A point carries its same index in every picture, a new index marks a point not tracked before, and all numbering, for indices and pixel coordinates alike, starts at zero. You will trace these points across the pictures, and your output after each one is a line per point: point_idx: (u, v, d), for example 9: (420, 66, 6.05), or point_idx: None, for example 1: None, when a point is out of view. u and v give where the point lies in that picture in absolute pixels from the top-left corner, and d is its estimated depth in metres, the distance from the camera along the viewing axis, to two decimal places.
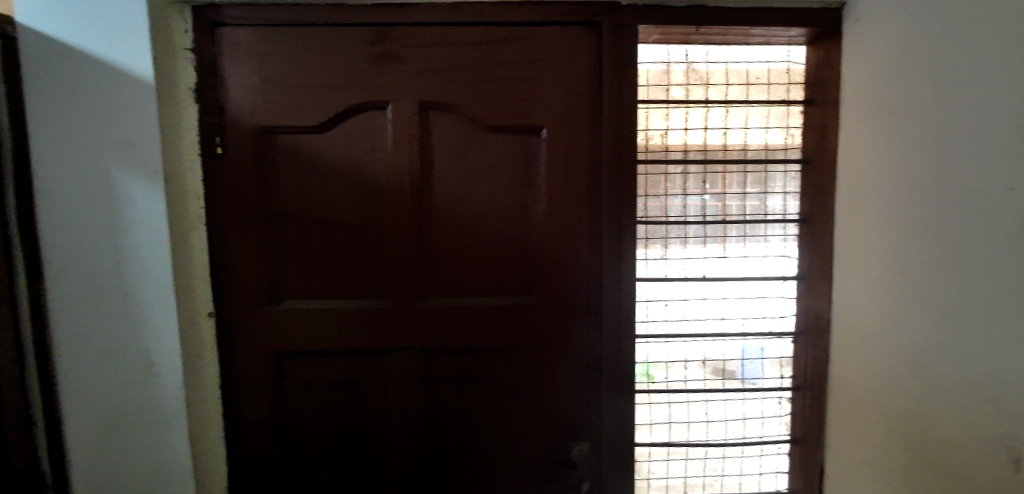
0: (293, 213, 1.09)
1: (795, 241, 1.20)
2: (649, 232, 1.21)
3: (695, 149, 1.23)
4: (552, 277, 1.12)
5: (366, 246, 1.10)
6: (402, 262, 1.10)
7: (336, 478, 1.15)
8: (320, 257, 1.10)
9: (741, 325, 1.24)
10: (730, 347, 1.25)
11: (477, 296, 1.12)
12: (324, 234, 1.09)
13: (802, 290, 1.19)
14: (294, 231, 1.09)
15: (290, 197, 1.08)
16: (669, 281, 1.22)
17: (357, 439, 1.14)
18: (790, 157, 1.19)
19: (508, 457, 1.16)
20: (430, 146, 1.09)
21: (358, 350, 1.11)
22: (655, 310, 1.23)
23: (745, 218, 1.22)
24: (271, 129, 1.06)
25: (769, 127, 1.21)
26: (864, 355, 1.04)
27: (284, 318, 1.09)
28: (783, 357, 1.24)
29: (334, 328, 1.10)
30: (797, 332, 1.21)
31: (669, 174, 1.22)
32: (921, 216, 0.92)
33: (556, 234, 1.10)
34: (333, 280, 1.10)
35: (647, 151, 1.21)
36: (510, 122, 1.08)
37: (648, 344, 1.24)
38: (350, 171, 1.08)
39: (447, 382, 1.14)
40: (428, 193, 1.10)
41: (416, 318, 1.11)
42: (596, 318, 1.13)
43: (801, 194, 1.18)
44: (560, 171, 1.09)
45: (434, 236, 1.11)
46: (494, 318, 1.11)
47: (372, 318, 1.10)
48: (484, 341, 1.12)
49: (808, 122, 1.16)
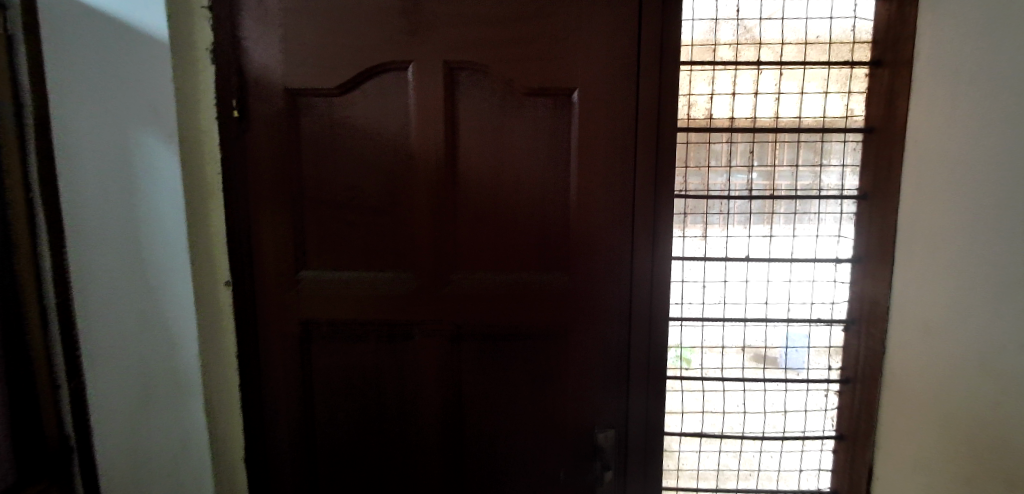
0: (318, 189, 1.05)
1: (853, 218, 1.08)
2: (688, 208, 1.10)
3: (743, 119, 1.07)
4: (587, 262, 1.05)
5: (386, 222, 1.05)
6: (418, 239, 1.05)
7: (343, 459, 1.12)
8: (340, 231, 1.06)
9: (786, 311, 1.14)
10: (775, 333, 1.15)
11: (508, 274, 1.06)
12: (343, 207, 1.05)
13: (857, 275, 1.09)
14: (315, 203, 1.05)
15: (314, 168, 1.04)
16: (708, 260, 1.12)
17: (369, 420, 1.11)
18: (851, 127, 1.05)
19: (515, 448, 1.11)
20: (450, 113, 1.02)
21: (384, 322, 1.07)
22: (691, 293, 1.14)
23: (796, 193, 1.09)
24: (304, 94, 1.02)
25: (828, 94, 1.05)
26: (929, 348, 0.94)
27: (305, 296, 1.06)
28: (831, 346, 1.14)
29: (354, 301, 1.06)
30: (850, 320, 1.11)
31: (712, 144, 1.08)
32: (1002, 196, 0.81)
33: (596, 212, 1.04)
34: (358, 252, 1.06)
35: (688, 121, 1.07)
36: (550, 84, 1.00)
37: (683, 328, 1.15)
38: (382, 137, 1.03)
39: (460, 368, 1.09)
40: (454, 160, 1.04)
41: (437, 298, 1.06)
42: (635, 296, 1.06)
43: (862, 170, 1.06)
44: (602, 143, 1.02)
45: (450, 212, 1.05)
46: (511, 301, 1.06)
47: (400, 293, 1.06)
48: (498, 323, 1.06)
49: (874, 87, 1.03)
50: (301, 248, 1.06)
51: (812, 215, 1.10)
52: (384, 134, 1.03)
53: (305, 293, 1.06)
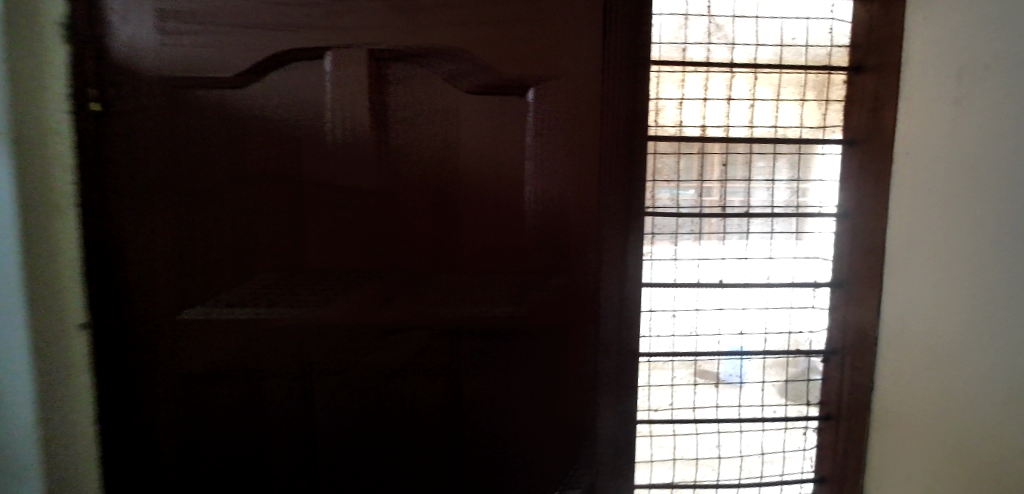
0: (263, 170, 0.83)
1: (832, 238, 0.98)
2: (657, 226, 0.97)
3: (715, 128, 0.96)
4: (567, 278, 0.87)
5: (356, 207, 0.84)
6: (400, 225, 0.86)
7: (327, 458, 0.90)
8: (288, 227, 0.84)
9: (762, 342, 1.03)
10: (751, 367, 1.03)
11: (510, 266, 0.87)
12: (273, 210, 0.84)
13: (837, 301, 0.99)
14: (248, 198, 0.84)
15: (241, 155, 0.83)
16: (678, 287, 0.99)
17: (362, 409, 0.89)
18: (829, 138, 0.96)
19: (535, 443, 0.92)
20: (387, 111, 0.84)
21: (354, 325, 0.86)
22: (661, 324, 1.00)
23: (772, 209, 0.99)
24: (197, 83, 0.81)
25: (804, 101, 0.96)
26: (925, 379, 0.85)
27: (244, 303, 0.85)
28: (811, 379, 1.03)
29: (319, 298, 0.85)
30: (830, 351, 1.01)
31: (683, 155, 0.96)
32: (1006, 210, 0.75)
33: (565, 224, 0.87)
34: (320, 241, 0.85)
35: (657, 128, 0.95)
36: (507, 78, 0.84)
37: (651, 365, 1.01)
38: (300, 136, 0.82)
39: (462, 352, 0.88)
40: (445, 129, 0.85)
41: (426, 294, 0.87)
42: (599, 328, 0.92)
43: (840, 184, 0.97)
44: (561, 148, 0.86)
45: (440, 191, 0.86)
46: (512, 297, 0.87)
47: (370, 293, 0.86)
48: (503, 318, 0.88)
49: (855, 95, 0.94)
50: (224, 256, 0.84)
51: (788, 234, 0.99)
52: (303, 131, 0.82)
53: (218, 321, 0.84)
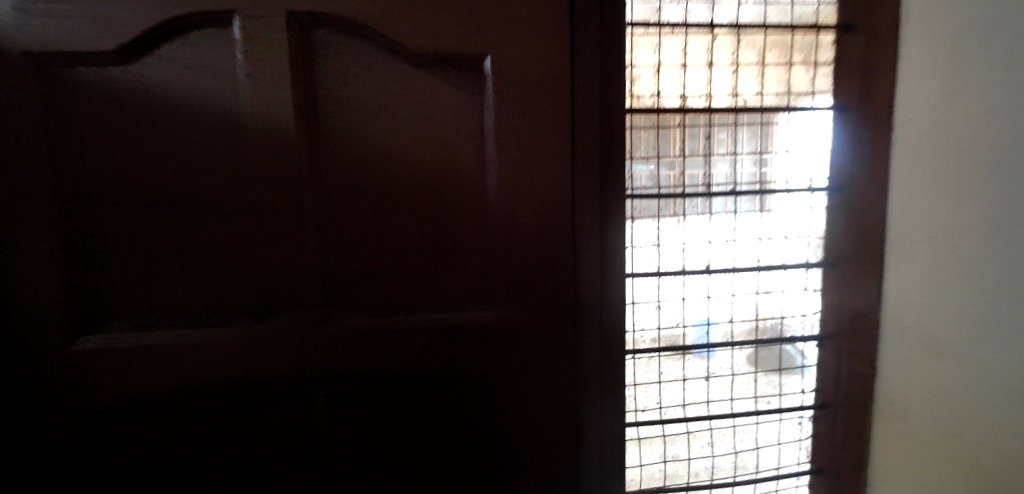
0: (214, 155, 0.69)
1: (826, 213, 0.90)
2: (638, 210, 0.87)
3: (698, 98, 0.85)
4: (544, 271, 0.77)
5: (326, 195, 0.72)
6: (379, 214, 0.74)
7: (324, 458, 0.77)
8: (246, 223, 0.71)
9: (754, 331, 0.94)
10: (743, 357, 0.94)
11: (496, 251, 0.76)
12: (209, 207, 0.70)
13: (831, 282, 0.91)
14: (190, 191, 0.70)
15: (177, 140, 0.69)
16: (664, 276, 0.89)
17: (370, 401, 0.76)
18: (818, 104, 0.87)
19: (546, 437, 0.81)
20: (324, 88, 0.71)
21: (320, 327, 0.74)
22: (645, 318, 0.90)
23: (760, 185, 0.89)
24: (79, 60, 0.66)
25: (791, 64, 0.86)
26: (926, 367, 0.80)
27: (201, 312, 0.73)
28: (806, 366, 0.95)
29: (277, 298, 0.74)
30: (824, 336, 0.93)
31: (663, 129, 0.85)
32: (1020, 184, 0.67)
33: (542, 208, 0.75)
34: (271, 233, 0.72)
35: (633, 99, 0.83)
36: (461, 47, 0.71)
37: (637, 363, 0.91)
38: (222, 121, 0.69)
39: (476, 344, 0.77)
40: (404, 97, 0.72)
41: (416, 292, 0.76)
42: (579, 330, 0.82)
43: (835, 152, 0.87)
44: (526, 123, 0.74)
45: (420, 174, 0.73)
46: (499, 287, 0.76)
47: (336, 290, 0.75)
48: (501, 316, 0.77)
49: (845, 56, 0.85)
50: (162, 263, 0.71)
51: (779, 210, 0.90)
52: (225, 116, 0.69)
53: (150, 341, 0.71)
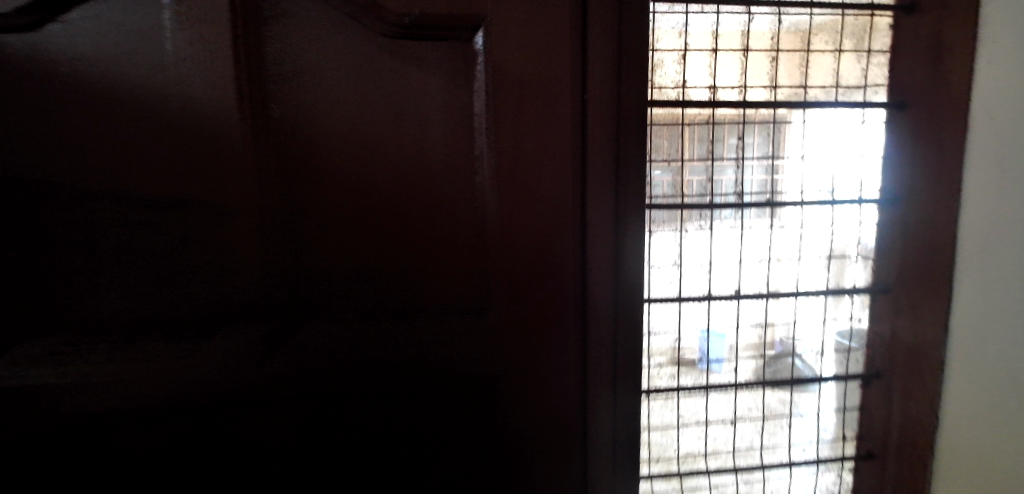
0: (163, 142, 0.58)
1: (877, 230, 0.76)
2: (659, 222, 0.73)
3: (731, 89, 0.72)
4: (546, 288, 0.65)
5: (297, 188, 0.61)
6: (360, 208, 0.62)
7: (323, 480, 0.66)
8: (208, 221, 0.60)
9: (790, 367, 0.80)
10: (777, 398, 0.80)
11: (507, 258, 0.64)
12: (160, 205, 0.59)
13: (882, 311, 0.78)
14: (134, 184, 0.59)
15: (118, 125, 0.57)
16: (686, 301, 0.75)
17: (374, 417, 0.66)
18: (871, 100, 0.74)
19: (570, 464, 0.70)
20: (275, 70, 0.59)
21: (300, 338, 0.64)
22: (664, 350, 0.76)
23: (801, 195, 0.75)
24: None
25: (840, 52, 0.73)
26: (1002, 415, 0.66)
27: (132, 336, 0.61)
28: (847, 409, 0.82)
29: (251, 305, 0.63)
30: (872, 374, 0.80)
31: (690, 127, 0.71)
32: None
33: (547, 214, 0.64)
34: (247, 230, 0.61)
35: (655, 90, 0.69)
36: (443, 20, 0.59)
37: (653, 404, 0.77)
38: (169, 104, 0.58)
39: (482, 357, 0.66)
40: (396, 77, 0.60)
41: (404, 302, 0.64)
42: (583, 364, 0.69)
43: (891, 160, 0.74)
44: (524, 116, 0.62)
45: (410, 161, 0.62)
46: (508, 301, 0.65)
47: (319, 299, 0.63)
48: (509, 335, 0.66)
49: (907, 42, 0.71)
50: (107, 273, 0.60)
51: (821, 225, 0.77)
52: (175, 99, 0.58)
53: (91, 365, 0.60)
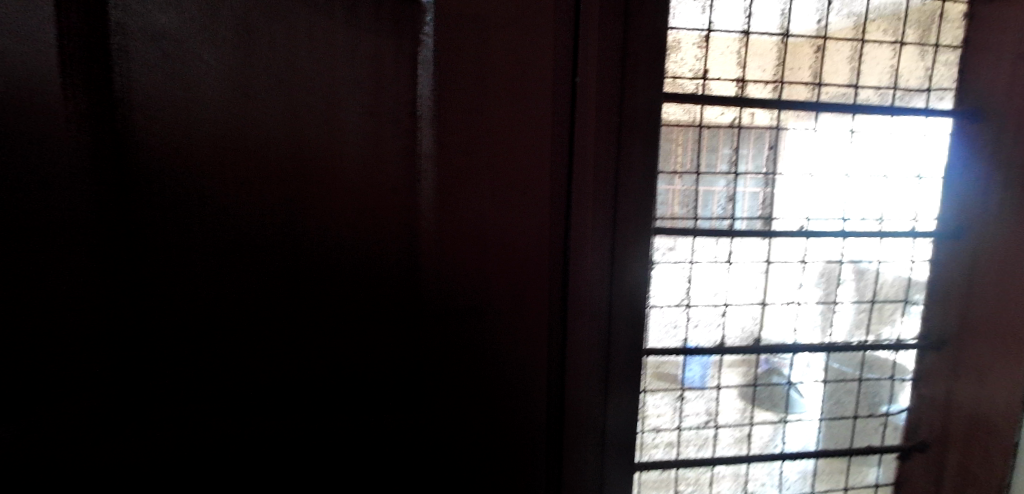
0: (93, 112, 0.43)
1: (931, 271, 0.61)
2: (664, 250, 0.56)
3: (765, 83, 0.56)
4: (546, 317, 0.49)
5: (285, 161, 0.45)
6: (362, 186, 0.46)
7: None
8: (187, 213, 0.45)
9: (817, 434, 0.64)
10: (796, 472, 0.65)
11: (532, 269, 0.48)
12: (68, 190, 0.43)
13: (931, 370, 0.62)
14: (52, 169, 0.43)
15: (44, 90, 0.42)
16: (694, 351, 0.59)
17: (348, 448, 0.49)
18: (935, 108, 0.59)
19: None
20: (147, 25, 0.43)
21: (248, 363, 0.47)
22: (661, 411, 0.60)
23: (844, 222, 0.60)
24: None
25: (903, 44, 0.58)
26: None
27: None
28: (879, 487, 0.66)
29: (175, 322, 0.46)
30: (915, 446, 0.64)
31: (710, 129, 0.55)
32: None
33: (555, 217, 0.48)
34: (189, 221, 0.45)
35: (669, 78, 0.53)
36: None
37: (646, 481, 0.61)
38: (97, 62, 0.43)
39: (521, 388, 0.49)
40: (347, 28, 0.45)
41: (409, 310, 0.48)
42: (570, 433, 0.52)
43: (950, 184, 0.59)
44: (509, 87, 0.46)
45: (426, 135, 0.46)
46: (526, 329, 0.48)
47: (282, 313, 0.47)
48: (523, 373, 0.49)
49: (982, 36, 0.57)
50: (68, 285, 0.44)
51: (864, 261, 0.61)
52: (112, 56, 0.43)
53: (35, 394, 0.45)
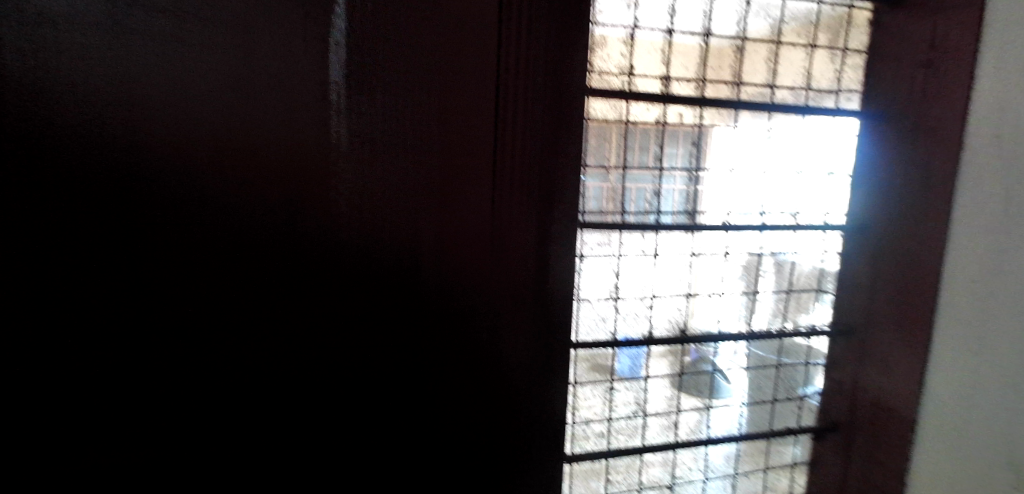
0: None
1: (841, 263, 0.65)
2: (592, 245, 0.57)
3: (687, 82, 0.57)
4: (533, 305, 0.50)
5: (286, 154, 0.42)
6: (366, 181, 0.43)
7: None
8: (186, 213, 0.41)
9: (739, 420, 0.67)
10: (720, 458, 0.68)
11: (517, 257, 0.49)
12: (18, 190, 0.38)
13: (840, 355, 0.66)
14: None
15: None
16: (622, 343, 0.60)
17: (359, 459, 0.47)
18: (844, 109, 0.62)
19: None
20: None
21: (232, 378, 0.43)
22: (592, 403, 0.61)
23: (762, 217, 0.62)
24: None
25: (814, 47, 0.61)
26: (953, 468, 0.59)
27: None
28: (796, 467, 0.70)
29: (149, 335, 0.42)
30: (827, 427, 0.68)
31: (636, 125, 0.57)
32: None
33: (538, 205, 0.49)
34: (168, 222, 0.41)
35: (595, 74, 0.54)
36: None
37: (577, 472, 0.62)
38: None
39: (527, 380, 0.50)
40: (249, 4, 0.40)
41: (411, 311, 0.45)
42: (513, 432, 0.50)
43: (856, 180, 0.63)
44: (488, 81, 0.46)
45: (341, 123, 0.42)
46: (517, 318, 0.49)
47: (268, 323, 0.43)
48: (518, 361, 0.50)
49: (885, 42, 0.60)
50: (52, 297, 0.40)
51: (781, 254, 0.64)
52: None
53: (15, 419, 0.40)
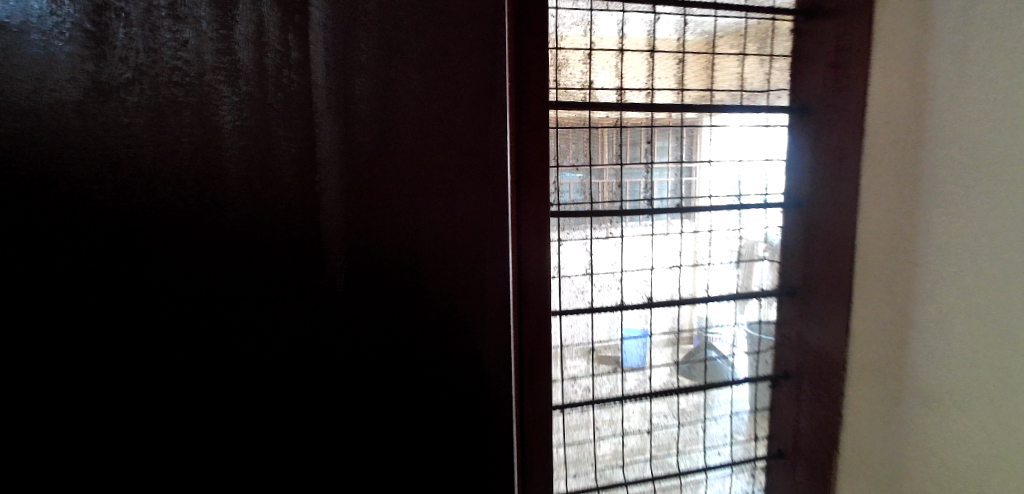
0: None
1: (782, 234, 0.76)
2: (566, 229, 0.69)
3: (637, 91, 0.69)
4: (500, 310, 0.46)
5: (276, 159, 0.40)
6: (366, 182, 0.42)
7: None
8: (186, 225, 0.39)
9: (702, 371, 0.79)
10: (690, 405, 0.80)
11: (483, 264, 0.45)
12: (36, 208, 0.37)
13: (787, 313, 0.78)
14: None
15: None
16: (597, 310, 0.72)
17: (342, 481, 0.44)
18: (774, 104, 0.74)
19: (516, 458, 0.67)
20: None
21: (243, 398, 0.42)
22: (576, 363, 0.73)
23: (710, 199, 0.75)
24: None
25: (744, 55, 0.72)
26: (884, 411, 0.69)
27: None
28: (757, 411, 0.82)
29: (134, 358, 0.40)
30: (781, 375, 0.80)
31: (595, 130, 0.68)
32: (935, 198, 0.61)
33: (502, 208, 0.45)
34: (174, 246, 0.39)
35: (559, 90, 0.66)
36: None
37: (567, 420, 0.74)
38: None
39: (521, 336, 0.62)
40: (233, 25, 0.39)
41: (393, 314, 0.43)
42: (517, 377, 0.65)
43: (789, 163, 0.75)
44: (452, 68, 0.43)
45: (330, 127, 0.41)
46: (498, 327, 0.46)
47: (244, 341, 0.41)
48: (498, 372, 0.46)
49: (804, 46, 0.72)
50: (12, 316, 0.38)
51: (729, 229, 0.76)
52: None
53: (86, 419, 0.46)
